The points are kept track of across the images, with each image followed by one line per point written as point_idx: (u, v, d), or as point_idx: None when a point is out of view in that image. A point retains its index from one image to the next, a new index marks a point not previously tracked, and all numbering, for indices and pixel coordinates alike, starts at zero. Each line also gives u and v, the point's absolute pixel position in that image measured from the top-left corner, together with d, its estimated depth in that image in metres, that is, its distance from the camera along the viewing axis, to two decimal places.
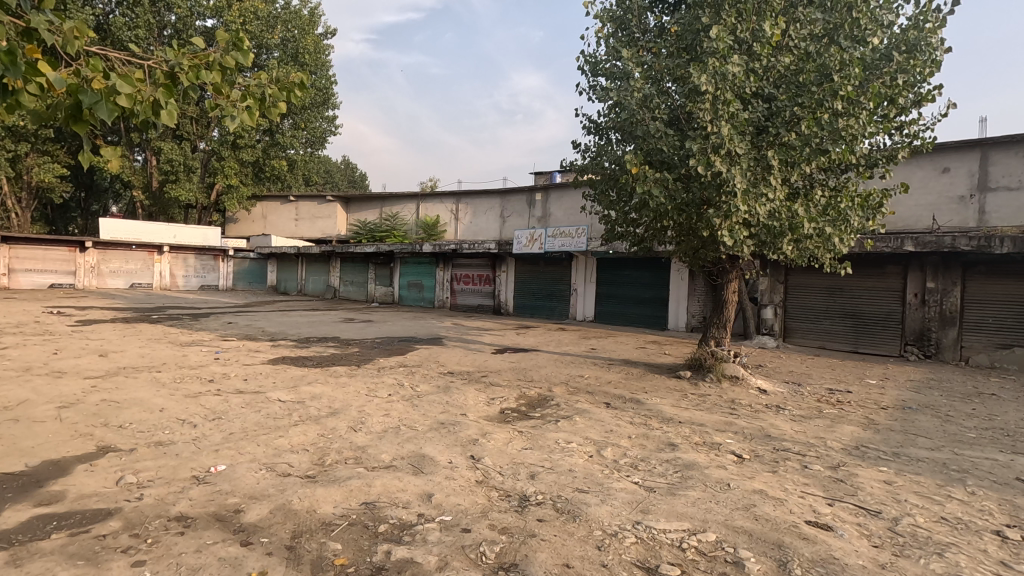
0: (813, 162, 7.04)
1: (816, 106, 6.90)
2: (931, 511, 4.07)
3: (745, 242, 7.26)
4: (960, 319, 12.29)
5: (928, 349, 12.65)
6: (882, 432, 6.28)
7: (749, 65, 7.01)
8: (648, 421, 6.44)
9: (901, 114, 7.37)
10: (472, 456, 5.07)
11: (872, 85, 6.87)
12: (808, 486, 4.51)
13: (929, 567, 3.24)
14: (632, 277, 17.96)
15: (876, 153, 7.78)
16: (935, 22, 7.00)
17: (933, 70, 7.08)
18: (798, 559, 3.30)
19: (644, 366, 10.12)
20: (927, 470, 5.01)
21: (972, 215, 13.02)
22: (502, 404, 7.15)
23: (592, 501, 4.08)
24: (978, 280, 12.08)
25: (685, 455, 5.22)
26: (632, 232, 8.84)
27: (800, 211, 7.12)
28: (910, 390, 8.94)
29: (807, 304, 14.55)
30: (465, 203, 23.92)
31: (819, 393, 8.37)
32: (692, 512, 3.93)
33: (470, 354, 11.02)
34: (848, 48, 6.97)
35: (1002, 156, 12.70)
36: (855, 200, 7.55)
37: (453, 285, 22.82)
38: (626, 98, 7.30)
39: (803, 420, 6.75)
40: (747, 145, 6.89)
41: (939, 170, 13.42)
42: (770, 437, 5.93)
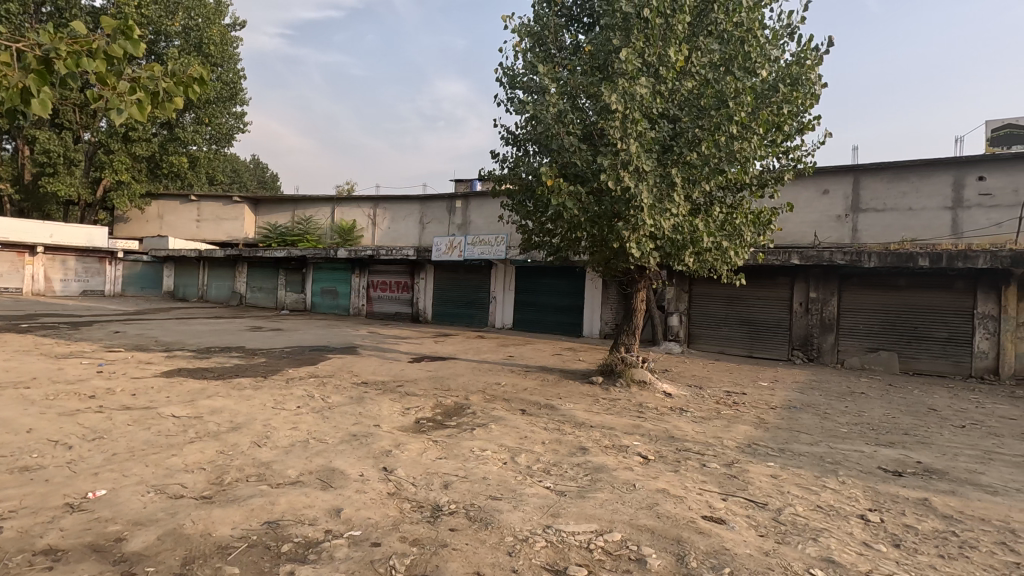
0: (712, 180, 7.58)
1: (715, 129, 7.42)
2: (809, 501, 4.50)
3: (651, 254, 7.68)
4: (837, 325, 13.70)
5: (811, 353, 13.96)
6: (770, 430, 6.86)
7: (655, 88, 7.44)
8: (561, 426, 6.61)
9: (787, 140, 8.12)
10: (385, 468, 4.95)
11: (762, 113, 7.50)
12: (706, 483, 4.82)
13: (806, 552, 3.57)
14: (549, 285, 18.40)
15: (766, 174, 8.51)
16: (814, 59, 7.82)
17: (813, 102, 7.91)
18: (695, 552, 3.52)
19: (559, 372, 10.38)
20: (807, 464, 5.52)
21: (847, 232, 14.57)
22: (418, 414, 7.03)
23: (504, 508, 4.13)
24: (852, 290, 13.55)
25: (594, 459, 5.41)
26: (548, 242, 9.07)
27: (700, 226, 7.64)
28: (795, 391, 9.82)
29: (709, 312, 15.58)
30: (383, 208, 23.39)
31: (718, 395, 9.01)
32: (600, 514, 4.09)
33: (386, 363, 10.77)
34: (741, 78, 7.57)
35: (871, 181, 14.34)
36: (748, 217, 8.22)
37: (370, 292, 22.23)
38: (541, 111, 7.51)
39: (703, 421, 7.22)
40: (653, 163, 7.31)
41: (821, 192, 14.92)
42: (673, 438, 6.26)
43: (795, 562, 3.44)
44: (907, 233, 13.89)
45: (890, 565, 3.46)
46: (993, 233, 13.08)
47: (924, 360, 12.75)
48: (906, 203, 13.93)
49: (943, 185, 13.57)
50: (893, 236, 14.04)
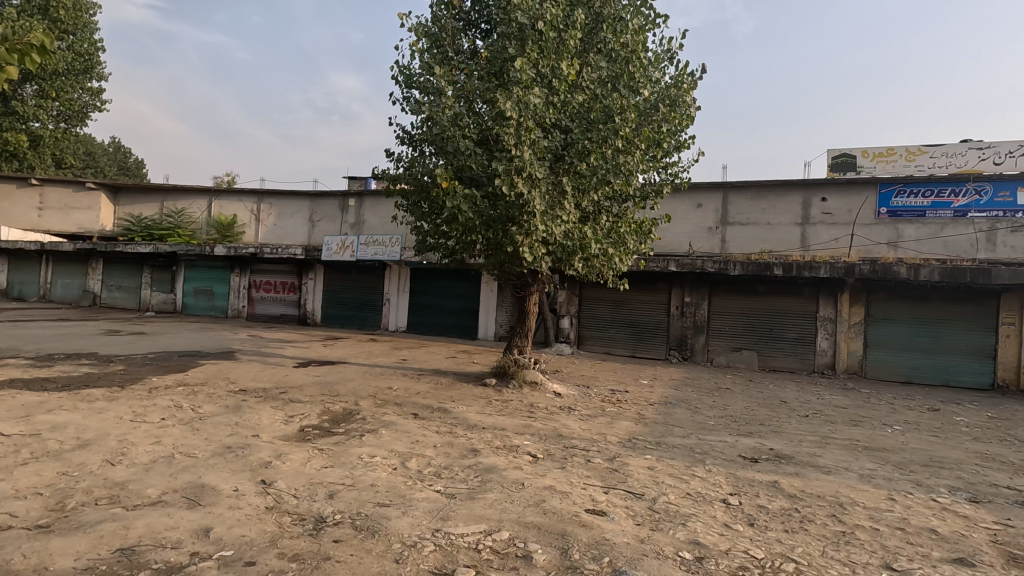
0: (600, 190, 8.00)
1: (602, 142, 7.83)
2: (680, 489, 4.89)
3: (543, 258, 7.93)
4: (708, 327, 15.04)
5: (686, 352, 15.18)
6: (649, 425, 7.37)
7: (548, 98, 7.69)
8: (453, 429, 6.60)
9: (666, 156, 8.79)
10: (263, 481, 4.63)
11: (644, 130, 8.03)
12: (590, 478, 5.07)
13: (675, 537, 3.89)
14: (444, 288, 18.31)
15: (648, 187, 9.12)
16: (689, 84, 8.56)
17: (688, 123, 8.64)
18: (577, 545, 3.68)
19: (453, 375, 10.37)
20: (679, 455, 6.01)
21: (717, 243, 16.07)
22: (302, 422, 6.66)
23: (392, 514, 4.04)
24: (720, 296, 14.96)
25: (486, 459, 5.47)
26: (443, 244, 9.04)
27: (589, 233, 8.02)
28: (672, 388, 10.64)
29: (596, 314, 16.40)
30: (268, 203, 21.88)
31: (603, 393, 9.53)
32: (489, 514, 4.14)
33: (268, 368, 10.08)
34: (626, 96, 8.04)
35: (737, 197, 15.95)
36: (631, 226, 8.78)
37: (251, 292, 20.70)
38: (437, 114, 7.49)
39: (589, 418, 7.59)
40: (545, 171, 7.56)
41: (695, 206, 16.33)
42: (561, 437, 6.51)
43: (666, 547, 3.72)
44: (765, 245, 15.59)
45: (746, 542, 3.86)
46: (832, 246, 15.07)
47: (778, 358, 14.39)
48: (765, 218, 15.65)
49: (794, 203, 15.44)
50: (754, 247, 15.70)
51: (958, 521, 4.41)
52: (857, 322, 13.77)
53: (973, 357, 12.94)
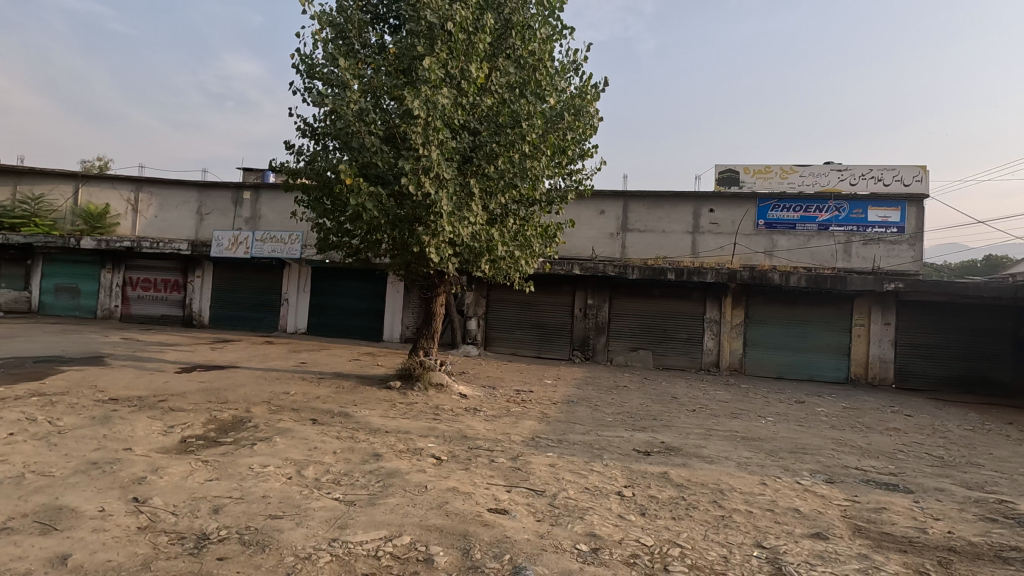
0: (506, 194, 8.11)
1: (509, 146, 7.95)
2: (579, 484, 5.09)
3: (450, 259, 7.92)
4: (608, 328, 15.75)
5: (588, 352, 15.80)
6: (551, 424, 7.59)
7: (456, 99, 7.67)
8: (354, 434, 6.39)
9: (570, 163, 9.11)
10: (136, 499, 4.20)
11: (550, 136, 8.27)
12: (493, 478, 5.12)
13: (573, 530, 4.04)
14: (348, 288, 17.68)
15: (554, 193, 9.38)
16: (593, 95, 8.96)
17: (591, 133, 9.02)
18: (479, 544, 3.70)
19: (356, 378, 10.03)
20: (579, 451, 6.24)
21: (617, 249, 16.89)
22: (184, 433, 6.11)
23: (285, 526, 3.83)
24: (620, 298, 15.74)
25: (388, 464, 5.35)
26: (347, 243, 8.73)
27: (496, 236, 8.12)
28: (574, 387, 11.03)
29: (503, 316, 16.61)
30: (148, 192, 19.84)
31: (509, 394, 9.68)
32: (390, 519, 4.05)
33: (145, 374, 9.15)
34: (533, 102, 8.22)
35: (636, 206, 16.87)
36: (538, 230, 8.99)
37: (126, 290, 18.68)
38: (341, 108, 7.24)
39: (494, 419, 7.68)
40: (453, 172, 7.54)
41: (598, 212, 17.06)
42: (466, 438, 6.52)
43: (564, 540, 3.85)
44: (660, 251, 16.63)
45: (637, 531, 4.10)
46: (718, 254, 16.39)
47: (670, 356, 15.38)
48: (661, 226, 16.70)
49: (686, 213, 16.62)
50: (651, 253, 16.68)
51: (816, 500, 4.97)
52: (738, 323, 15.09)
53: (831, 353, 14.67)
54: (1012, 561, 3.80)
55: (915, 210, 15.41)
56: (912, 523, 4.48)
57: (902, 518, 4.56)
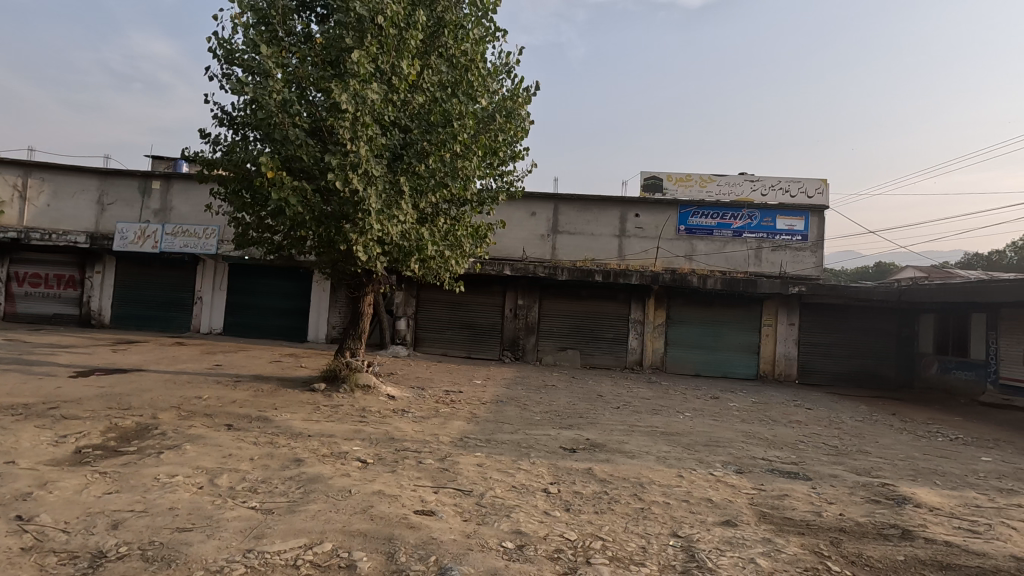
0: (437, 193, 8.04)
1: (441, 145, 7.89)
2: (506, 483, 5.14)
3: (378, 258, 7.77)
4: (538, 328, 16.00)
5: (518, 352, 15.96)
6: (479, 424, 7.61)
7: (387, 95, 7.51)
8: (274, 439, 6.10)
9: (502, 165, 9.20)
10: (18, 518, 3.79)
11: (481, 137, 8.29)
12: (420, 480, 5.06)
13: (499, 528, 4.08)
14: (270, 286, 16.88)
15: (485, 193, 9.42)
16: (524, 99, 9.09)
17: (522, 135, 9.16)
18: (404, 547, 3.66)
19: (276, 381, 9.59)
20: (507, 450, 6.30)
21: (547, 250, 17.19)
22: (78, 443, 5.58)
23: (194, 539, 3.60)
24: (549, 299, 16.03)
25: (310, 469, 5.15)
26: (268, 239, 8.32)
27: (426, 235, 8.04)
28: (503, 386, 11.11)
29: (433, 316, 16.45)
30: (38, 178, 17.93)
31: (438, 395, 9.59)
32: (310, 526, 3.91)
33: (31, 380, 8.27)
34: (465, 103, 8.20)
35: (566, 209, 17.25)
36: (468, 230, 8.99)
37: (11, 287, 16.80)
38: (262, 97, 6.90)
39: (422, 420, 7.59)
40: (382, 169, 7.39)
41: (529, 214, 17.29)
42: (393, 440, 6.41)
43: (491, 539, 3.88)
44: (589, 253, 17.09)
45: (562, 526, 4.20)
46: (643, 257, 17.07)
47: (597, 356, 15.84)
48: (589, 229, 17.15)
49: (613, 217, 17.19)
50: (580, 255, 17.11)
51: (727, 490, 5.31)
52: (660, 323, 15.79)
53: (743, 352, 15.67)
54: (891, 537, 4.24)
55: (816, 220, 16.79)
56: (809, 507, 4.89)
57: (801, 504, 4.96)
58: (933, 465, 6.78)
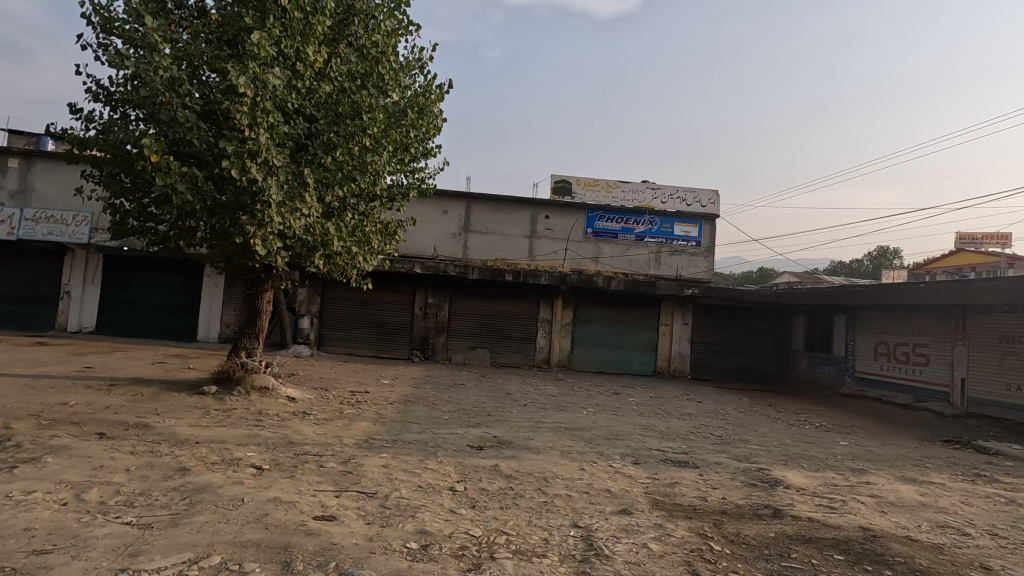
0: (344, 186, 7.77)
1: (348, 138, 7.63)
2: (412, 483, 5.08)
3: (278, 253, 7.39)
4: (448, 327, 15.92)
5: (427, 351, 15.79)
6: (386, 424, 7.45)
7: (290, 81, 7.14)
8: (155, 448, 5.59)
9: (413, 161, 9.07)
10: None
11: (392, 132, 8.10)
12: (321, 484, 4.87)
13: (404, 529, 4.03)
14: (153, 281, 15.42)
15: (396, 189, 9.24)
16: (437, 96, 9.02)
17: (435, 133, 9.10)
18: (301, 555, 3.50)
19: (159, 383, 8.78)
20: (414, 450, 6.22)
21: (459, 249, 17.17)
22: None
23: (55, 562, 3.22)
24: (460, 298, 16.01)
25: (197, 478, 4.78)
26: (152, 229, 7.61)
27: (331, 230, 7.75)
28: (412, 386, 10.94)
29: (339, 314, 15.84)
30: None
31: (342, 396, 9.25)
32: (196, 539, 3.63)
33: None
34: (375, 95, 7.98)
35: (478, 208, 17.32)
36: (377, 227, 8.76)
37: None
38: (146, 73, 6.29)
39: (325, 422, 7.30)
40: (284, 159, 7.02)
41: (441, 212, 17.18)
42: (292, 443, 6.11)
43: (394, 541, 3.82)
44: (500, 253, 17.28)
45: (467, 524, 4.23)
46: (552, 258, 17.54)
47: (506, 354, 16.06)
48: (501, 229, 17.35)
49: (524, 218, 17.50)
50: (491, 254, 17.25)
51: (624, 480, 5.61)
52: (567, 322, 16.30)
53: (642, 350, 16.59)
54: (765, 516, 4.69)
55: (709, 228, 18.13)
56: (697, 493, 5.29)
57: (689, 490, 5.36)
58: (801, 450, 7.59)
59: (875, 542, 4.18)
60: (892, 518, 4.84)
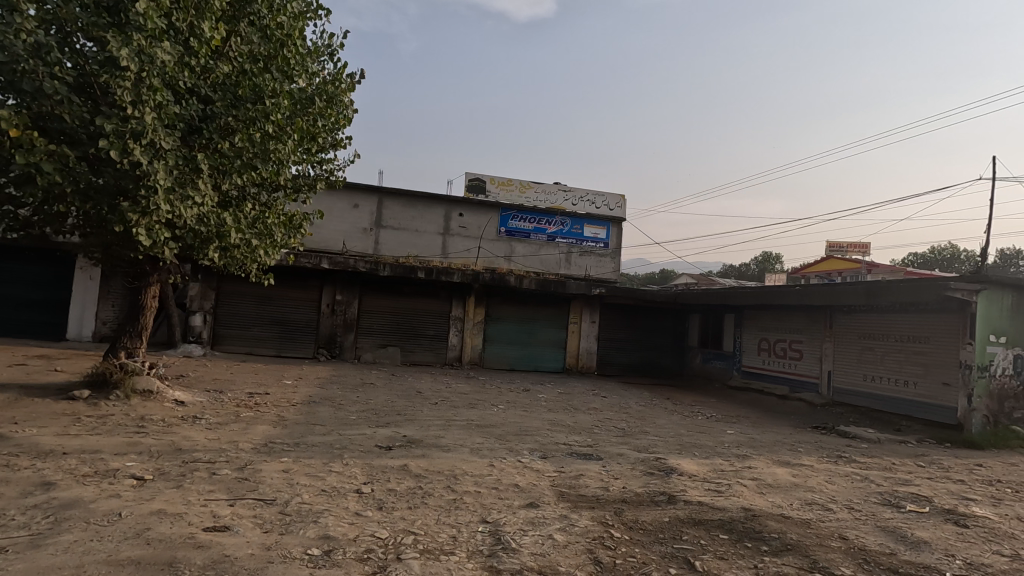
0: (243, 175, 7.28)
1: (249, 123, 7.14)
2: (315, 487, 4.88)
3: (166, 243, 6.79)
4: (357, 325, 15.42)
5: (334, 350, 15.19)
6: (288, 427, 7.09)
7: (182, 58, 6.55)
8: (11, 461, 4.92)
9: (321, 152, 8.70)
10: None
11: (298, 120, 7.71)
12: (213, 493, 4.54)
13: (305, 535, 3.86)
14: (11, 271, 13.58)
15: (301, 180, 8.81)
16: (348, 85, 8.71)
17: (345, 123, 8.79)
18: (189, 570, 3.25)
19: (18, 388, 7.74)
20: (318, 453, 5.97)
21: (370, 244, 16.68)
22: None
23: None
24: (370, 295, 15.56)
25: (65, 493, 4.28)
26: (10, 213, 6.70)
27: (228, 220, 7.24)
28: (317, 386, 10.47)
29: (236, 311, 14.82)
30: None
31: (239, 398, 8.67)
32: (62, 561, 3.25)
33: None
34: (280, 80, 7.54)
35: (390, 203, 16.92)
36: (280, 219, 8.30)
37: None
38: (4, 36, 5.51)
39: (218, 426, 6.79)
40: (174, 142, 6.44)
41: (351, 206, 16.61)
42: (180, 451, 5.64)
43: (294, 548, 3.65)
44: (413, 250, 17.01)
45: (373, 526, 4.13)
46: (465, 256, 17.52)
47: (417, 353, 15.85)
48: (414, 225, 17.07)
49: (438, 215, 17.33)
50: (403, 251, 16.93)
51: (532, 474, 5.74)
52: (479, 320, 16.38)
53: (552, 347, 17.04)
54: (662, 502, 5.01)
55: (616, 230, 18.98)
56: (599, 483, 5.54)
57: (593, 481, 5.60)
58: (693, 439, 8.18)
59: (754, 520, 4.61)
60: (770, 498, 5.34)
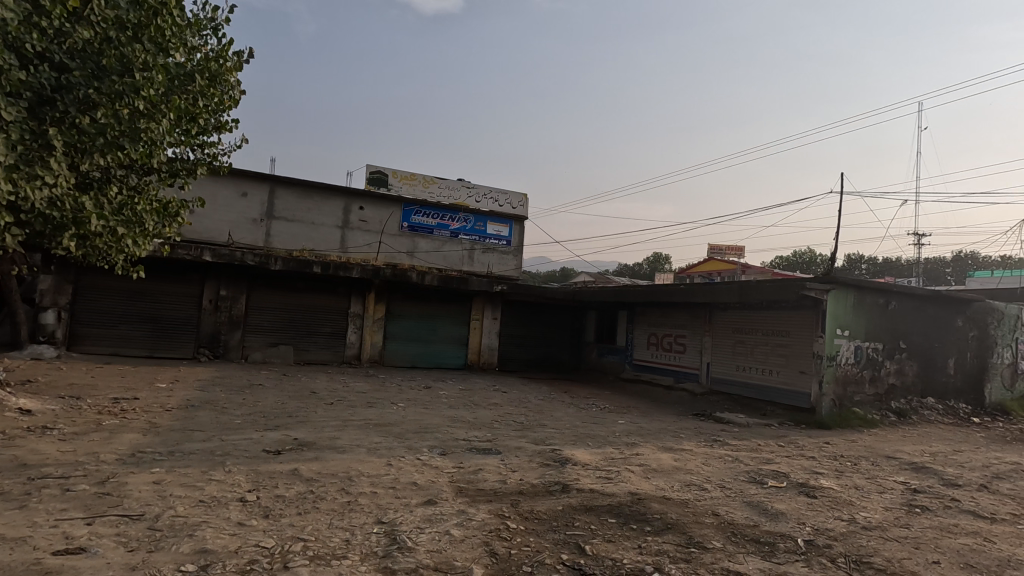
0: (107, 155, 6.54)
1: (114, 98, 6.37)
2: (191, 498, 4.49)
3: (8, 229, 5.92)
4: (244, 322, 14.38)
5: (218, 349, 14.07)
6: (161, 434, 6.46)
7: (29, 17, 5.66)
8: None
9: (201, 135, 8.04)
10: None
11: (174, 98, 7.08)
12: (66, 511, 4.03)
13: (178, 551, 3.54)
14: None
15: (178, 164, 8.07)
16: (234, 64, 8.10)
17: (230, 105, 8.20)
18: None
19: None
20: (196, 461, 5.50)
21: (260, 236, 15.61)
22: None
23: None
24: (259, 290, 14.58)
25: None
26: None
27: (87, 205, 6.47)
28: (196, 389, 9.62)
29: (100, 307, 13.24)
30: None
31: (101, 404, 7.75)
32: None
33: None
34: (153, 53, 6.78)
35: (284, 192, 15.94)
36: (152, 205, 7.55)
37: None
38: None
39: (74, 437, 6.02)
40: (17, 113, 5.56)
41: (239, 194, 15.44)
42: (25, 467, 4.93)
43: (165, 566, 3.34)
44: (308, 243, 16.17)
45: (257, 535, 3.88)
46: (365, 251, 16.95)
47: (312, 351, 15.11)
48: (309, 218, 16.23)
49: (336, 208, 16.60)
50: (297, 244, 16.05)
51: (430, 471, 5.71)
52: (379, 317, 15.94)
53: (453, 344, 17.00)
54: (556, 492, 5.20)
55: (517, 229, 19.36)
56: (497, 477, 5.64)
57: (491, 475, 5.68)
58: (587, 430, 8.57)
59: (639, 503, 4.92)
60: (654, 482, 5.74)
